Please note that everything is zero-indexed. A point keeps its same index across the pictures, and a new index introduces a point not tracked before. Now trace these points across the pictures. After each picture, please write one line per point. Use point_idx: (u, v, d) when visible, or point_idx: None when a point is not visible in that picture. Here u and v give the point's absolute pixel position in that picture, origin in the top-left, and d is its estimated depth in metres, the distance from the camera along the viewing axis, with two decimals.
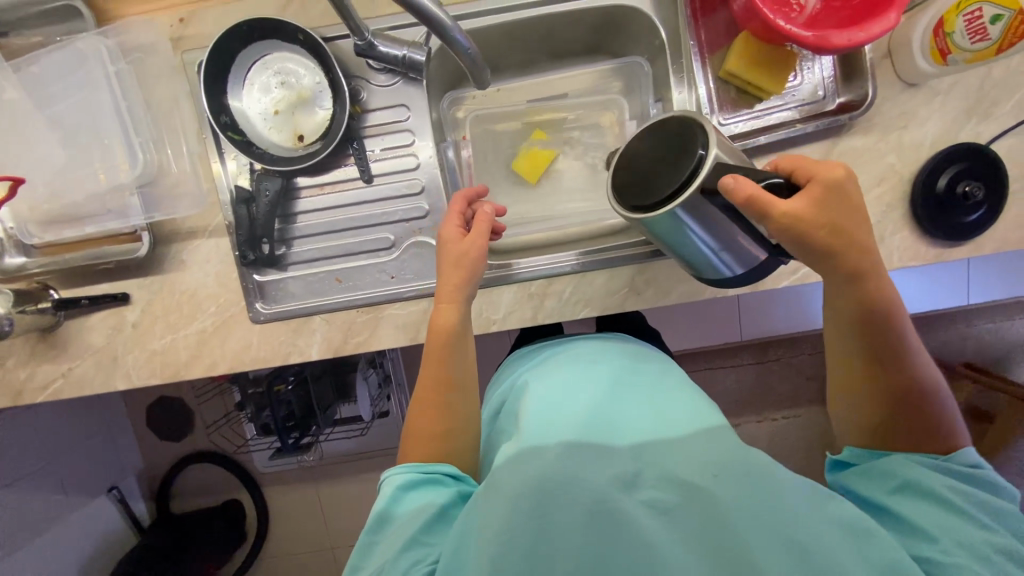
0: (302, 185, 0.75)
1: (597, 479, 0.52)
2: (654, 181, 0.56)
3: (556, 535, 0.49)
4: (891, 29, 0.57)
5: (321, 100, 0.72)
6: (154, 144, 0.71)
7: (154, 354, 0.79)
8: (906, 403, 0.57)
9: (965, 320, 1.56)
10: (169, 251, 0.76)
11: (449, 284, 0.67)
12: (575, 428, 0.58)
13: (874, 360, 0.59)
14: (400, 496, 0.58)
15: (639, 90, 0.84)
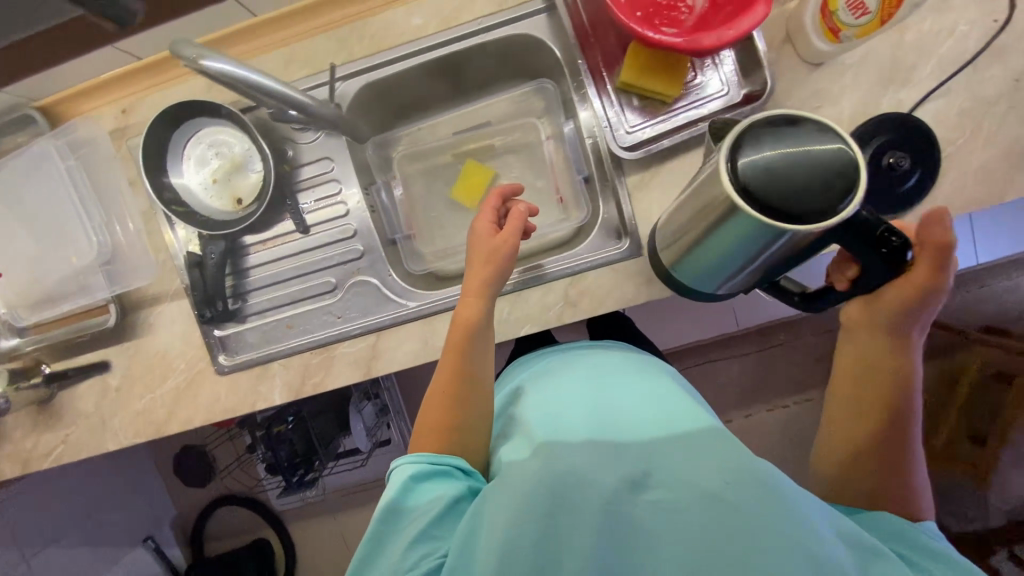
0: (248, 242, 0.81)
1: (608, 482, 0.56)
2: (787, 179, 0.46)
3: (568, 533, 0.53)
4: (761, 22, 0.58)
5: (252, 164, 0.78)
6: (111, 224, 0.79)
7: (138, 414, 0.85)
8: (892, 466, 0.61)
9: (976, 283, 1.46)
10: (139, 317, 0.83)
11: (477, 273, 0.72)
12: (592, 440, 0.62)
13: (881, 416, 0.63)
14: (408, 490, 0.61)
15: (552, 109, 0.85)
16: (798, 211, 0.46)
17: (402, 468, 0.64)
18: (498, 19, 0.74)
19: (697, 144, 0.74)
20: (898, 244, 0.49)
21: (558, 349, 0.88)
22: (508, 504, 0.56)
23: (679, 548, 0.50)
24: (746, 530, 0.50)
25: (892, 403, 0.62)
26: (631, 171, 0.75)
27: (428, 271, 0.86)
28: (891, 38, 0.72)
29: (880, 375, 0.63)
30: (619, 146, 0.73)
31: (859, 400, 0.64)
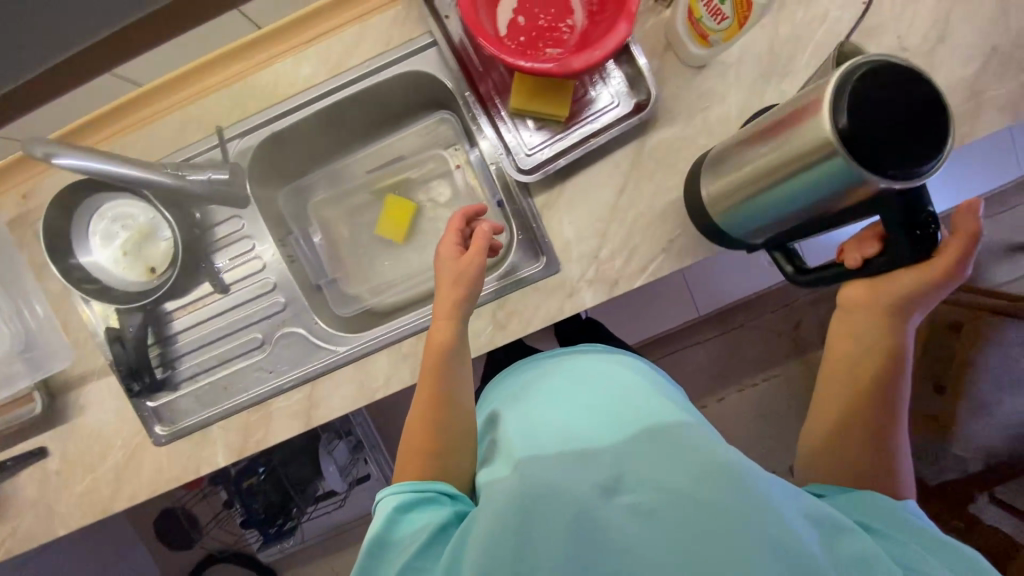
0: (169, 309, 0.81)
1: (580, 490, 0.55)
2: (874, 129, 0.47)
3: (538, 542, 0.52)
4: (625, 40, 0.59)
5: (161, 231, 0.79)
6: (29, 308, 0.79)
7: (82, 496, 0.83)
8: (879, 446, 0.64)
9: None
10: (69, 399, 0.82)
11: (449, 296, 0.72)
12: (572, 448, 0.61)
13: (872, 397, 0.65)
14: (392, 521, 0.61)
15: (459, 139, 0.87)
16: (890, 168, 0.47)
17: (389, 498, 0.64)
18: (386, 59, 0.73)
19: (599, 157, 0.76)
20: (931, 235, 0.55)
21: (539, 355, 0.86)
22: (484, 526, 0.55)
23: (651, 550, 0.49)
24: (715, 525, 0.50)
25: (883, 385, 0.64)
26: (538, 192, 0.77)
27: (365, 306, 0.89)
28: (767, 31, 0.74)
29: (874, 357, 0.65)
30: (514, 169, 0.74)
31: (849, 380, 0.66)
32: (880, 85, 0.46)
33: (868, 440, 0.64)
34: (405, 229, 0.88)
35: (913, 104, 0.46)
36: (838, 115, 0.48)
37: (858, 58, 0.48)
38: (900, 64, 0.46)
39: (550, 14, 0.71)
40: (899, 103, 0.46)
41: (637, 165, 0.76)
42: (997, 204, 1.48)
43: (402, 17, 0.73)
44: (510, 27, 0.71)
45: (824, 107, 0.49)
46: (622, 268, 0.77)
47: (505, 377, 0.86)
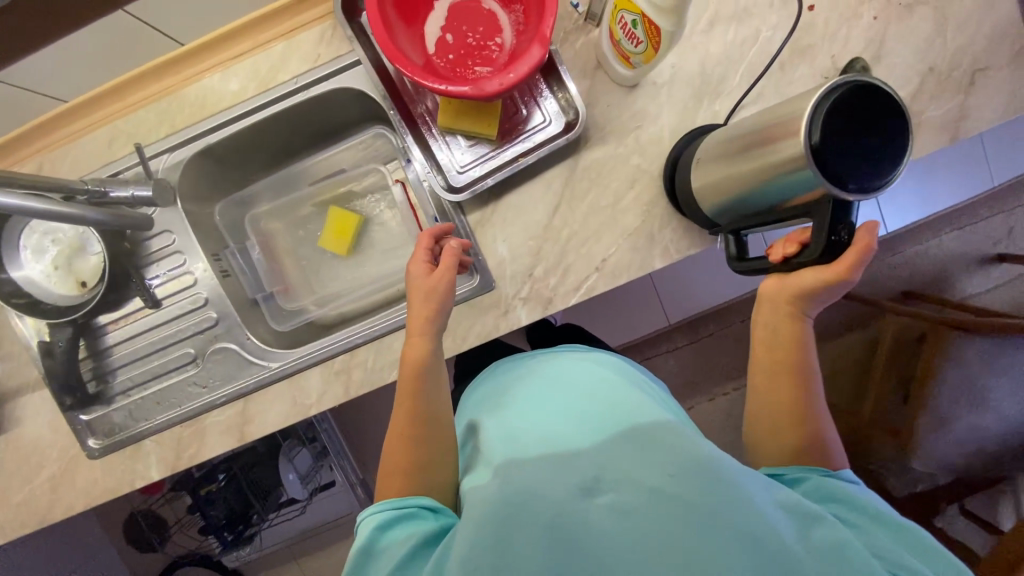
0: (103, 322, 0.81)
1: (558, 494, 0.53)
2: (838, 146, 0.47)
3: (520, 556, 0.49)
4: (538, 64, 0.60)
5: (91, 245, 0.79)
6: None
7: (17, 508, 0.83)
8: (804, 426, 0.61)
9: (890, 249, 1.49)
10: (4, 410, 0.82)
11: (422, 312, 0.69)
12: (550, 450, 0.59)
13: (785, 380, 0.62)
14: (374, 540, 0.58)
15: (396, 155, 0.88)
16: (852, 183, 0.47)
17: (369, 519, 0.61)
18: (314, 75, 0.74)
19: (531, 175, 0.75)
20: (845, 244, 0.53)
21: (523, 355, 0.84)
22: (462, 535, 0.53)
23: (631, 554, 0.48)
24: (696, 529, 0.48)
25: (795, 366, 0.62)
26: (471, 211, 0.77)
27: (308, 318, 0.88)
28: (698, 51, 0.74)
29: (783, 341, 0.62)
30: (443, 188, 0.74)
31: (765, 367, 0.63)
32: (851, 107, 0.46)
33: (796, 423, 0.61)
34: (347, 243, 0.88)
35: (876, 127, 0.46)
36: (813, 129, 0.47)
37: (838, 78, 0.47)
38: (862, 86, 0.46)
39: (479, 32, 0.71)
40: (862, 126, 0.46)
41: (570, 183, 0.75)
42: (965, 217, 1.46)
43: (331, 33, 0.74)
44: (438, 46, 0.71)
45: (801, 122, 0.48)
46: (556, 286, 0.76)
47: (484, 383, 0.83)
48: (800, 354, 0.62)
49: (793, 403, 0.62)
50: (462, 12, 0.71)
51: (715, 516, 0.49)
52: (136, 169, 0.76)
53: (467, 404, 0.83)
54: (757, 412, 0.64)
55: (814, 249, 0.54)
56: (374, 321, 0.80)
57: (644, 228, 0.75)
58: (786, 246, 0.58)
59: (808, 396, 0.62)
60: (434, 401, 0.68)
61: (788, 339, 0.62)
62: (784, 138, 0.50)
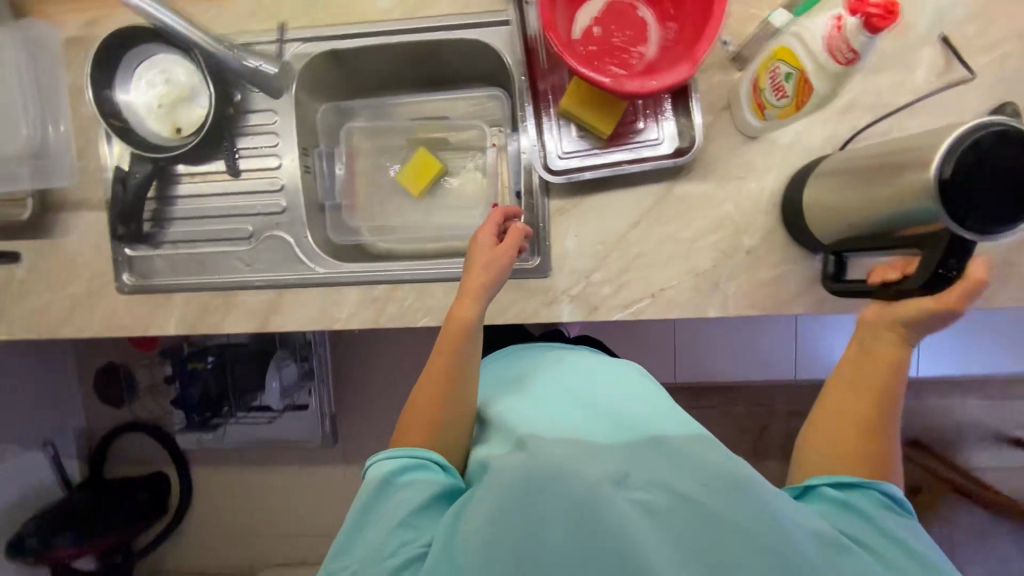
0: (180, 173, 0.83)
1: (586, 477, 0.56)
2: (974, 181, 0.48)
3: (549, 532, 0.53)
4: (680, 82, 0.61)
5: (199, 97, 0.80)
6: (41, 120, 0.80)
7: (35, 310, 0.86)
8: (872, 442, 0.59)
9: (914, 392, 1.46)
10: (55, 218, 0.83)
11: (482, 275, 0.69)
12: (572, 439, 0.62)
13: (872, 401, 0.59)
14: (388, 482, 0.62)
15: (502, 122, 0.91)
16: (977, 225, 0.49)
17: (380, 467, 0.63)
18: (463, 20, 0.76)
19: (624, 184, 0.76)
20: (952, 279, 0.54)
21: (535, 346, 0.87)
22: (491, 499, 0.57)
23: (660, 549, 0.50)
24: (731, 537, 0.50)
25: (885, 391, 0.59)
26: (556, 196, 0.77)
27: (360, 241, 0.90)
28: (826, 128, 0.73)
29: (879, 363, 0.59)
30: (541, 166, 0.75)
31: (850, 383, 0.60)
32: (995, 152, 0.48)
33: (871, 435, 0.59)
34: (422, 186, 0.90)
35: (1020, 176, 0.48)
36: (946, 163, 0.49)
37: (988, 119, 0.48)
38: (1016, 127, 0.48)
39: (626, 35, 0.72)
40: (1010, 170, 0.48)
41: (657, 206, 0.75)
42: (999, 389, 1.44)
43: None
44: (583, 35, 0.72)
45: (935, 155, 0.50)
46: (607, 297, 0.77)
47: (504, 358, 0.88)
48: (893, 378, 0.59)
49: (868, 421, 0.59)
50: (618, 12, 0.72)
51: (750, 529, 0.51)
52: (270, 46, 0.79)
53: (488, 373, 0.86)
54: (821, 427, 0.61)
55: (918, 279, 0.55)
56: (424, 267, 0.81)
57: (710, 274, 0.76)
58: (889, 271, 0.61)
59: (887, 419, 0.59)
60: (456, 362, 0.68)
61: (885, 363, 0.59)
62: (911, 170, 0.53)
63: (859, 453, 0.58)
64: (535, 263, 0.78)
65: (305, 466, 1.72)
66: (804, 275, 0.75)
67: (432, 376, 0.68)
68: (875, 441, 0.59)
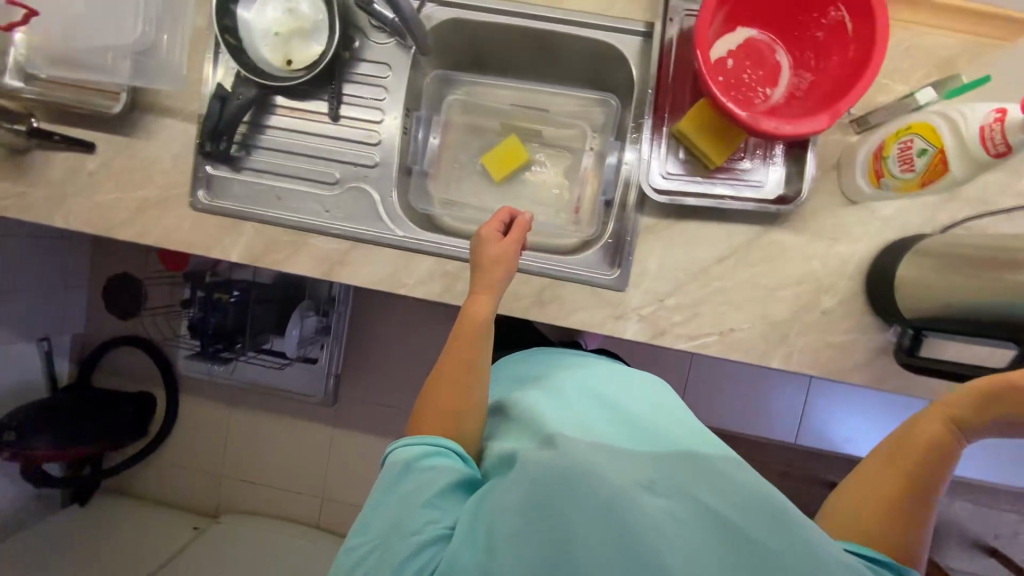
0: (278, 103, 0.82)
1: (611, 478, 0.55)
2: None
3: (576, 529, 0.52)
4: (816, 133, 0.61)
5: (318, 36, 0.78)
6: (157, 21, 0.76)
7: (98, 206, 0.83)
8: (897, 518, 0.56)
9: None
10: (142, 118, 0.81)
11: (500, 272, 0.71)
12: (598, 444, 0.62)
13: (910, 480, 0.57)
14: (410, 464, 0.60)
15: (609, 127, 0.89)
16: None
17: (404, 450, 0.62)
18: (597, 21, 0.76)
19: (719, 219, 0.76)
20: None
21: (559, 354, 0.87)
22: (518, 489, 0.56)
23: (688, 558, 0.49)
24: (759, 558, 0.49)
25: (927, 472, 0.57)
26: (649, 214, 0.76)
27: (429, 212, 0.86)
28: (928, 210, 0.74)
29: (920, 444, 0.58)
30: (647, 185, 0.74)
31: (896, 453, 0.59)
32: None
33: (901, 511, 0.56)
34: (506, 173, 0.90)
35: None
36: None
37: None
38: None
39: (758, 75, 0.72)
40: None
41: (745, 247, 0.76)
42: (979, 492, 1.49)
43: None
44: (716, 63, 0.72)
45: None
46: (675, 324, 0.77)
47: (527, 359, 0.88)
48: (937, 465, 0.57)
49: (901, 498, 0.56)
50: (755, 49, 0.72)
51: (783, 553, 0.49)
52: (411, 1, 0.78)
53: (511, 373, 0.85)
54: (844, 492, 0.59)
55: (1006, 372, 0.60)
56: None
57: (780, 325, 0.76)
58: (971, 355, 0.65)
59: (922, 504, 0.56)
60: (474, 354, 0.68)
61: (927, 446, 0.57)
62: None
63: (878, 523, 0.56)
64: (612, 275, 0.77)
65: (293, 417, 1.73)
66: (869, 346, 0.76)
67: (446, 365, 0.67)
68: (903, 520, 0.56)
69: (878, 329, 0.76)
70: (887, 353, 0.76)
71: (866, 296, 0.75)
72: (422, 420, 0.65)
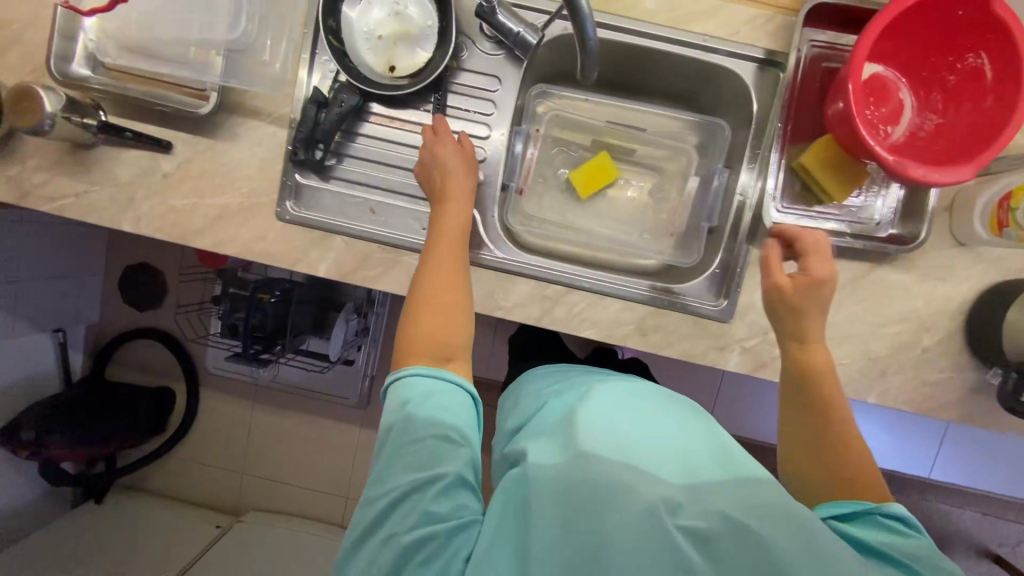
0: (375, 111, 0.77)
1: (647, 497, 0.49)
2: None
3: (601, 548, 0.47)
4: (959, 183, 0.61)
5: (425, 42, 0.74)
6: (258, 19, 0.71)
7: (172, 211, 0.77)
8: (841, 460, 0.61)
9: (920, 491, 1.52)
10: (227, 120, 0.75)
11: (459, 182, 0.71)
12: (630, 452, 0.53)
13: (820, 419, 0.64)
14: (411, 417, 0.57)
15: (717, 156, 0.82)
16: None
17: (411, 389, 0.59)
18: (724, 46, 0.73)
19: (829, 254, 0.76)
20: None
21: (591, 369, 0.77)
22: (543, 509, 0.50)
23: None
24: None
25: (826, 405, 0.64)
26: (761, 246, 0.75)
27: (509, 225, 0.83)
28: None
29: (795, 373, 0.66)
30: (771, 222, 0.73)
31: (793, 401, 0.66)
32: None
33: (831, 450, 0.62)
34: (592, 190, 0.87)
35: None
36: None
37: None
38: None
39: (879, 113, 0.71)
40: None
41: (853, 283, 0.76)
42: (991, 506, 1.54)
43: (765, 21, 0.72)
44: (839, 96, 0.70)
45: None
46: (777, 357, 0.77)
47: (560, 368, 0.79)
48: (831, 394, 0.65)
49: (821, 437, 0.63)
50: (878, 85, 0.71)
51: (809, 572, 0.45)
52: (538, 14, 0.72)
53: (547, 376, 0.76)
54: (794, 461, 0.64)
55: None
56: (609, 278, 0.78)
57: (880, 361, 0.77)
58: None
59: (842, 430, 0.63)
60: (444, 266, 0.68)
61: (805, 374, 0.66)
62: None
63: (825, 473, 0.61)
64: (720, 307, 0.76)
65: (316, 416, 1.65)
66: (963, 384, 0.77)
67: (425, 286, 0.67)
68: (836, 452, 0.61)
69: (974, 369, 0.77)
70: (980, 392, 0.77)
71: (964, 336, 0.76)
72: (413, 341, 0.63)
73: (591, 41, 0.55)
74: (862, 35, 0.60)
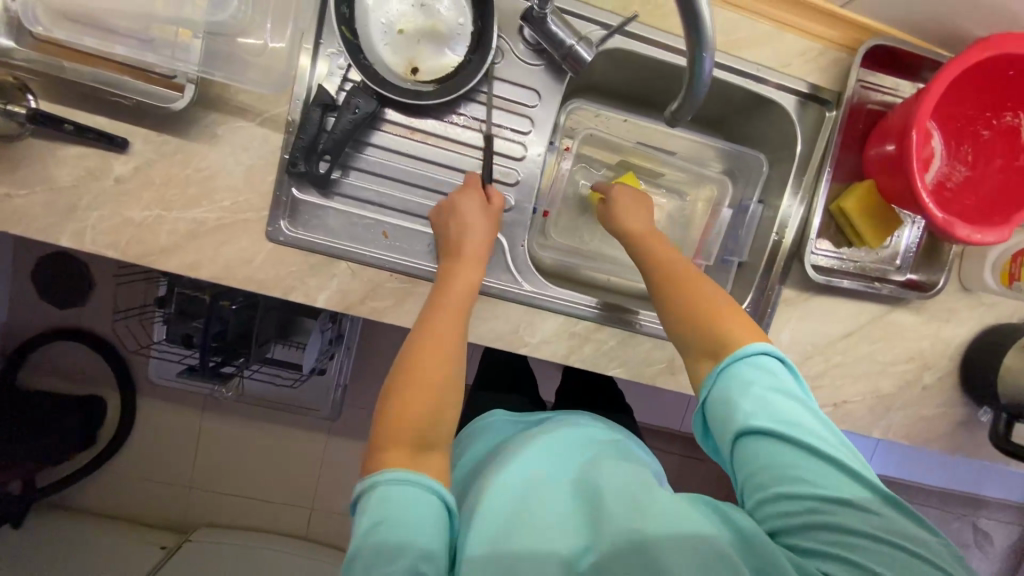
0: (391, 118, 0.66)
1: (558, 553, 0.45)
2: None
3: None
4: (996, 242, 0.63)
5: (455, 45, 0.66)
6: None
7: (126, 225, 0.62)
8: (715, 311, 0.55)
9: None
10: (206, 118, 0.62)
11: (480, 239, 0.63)
12: (533, 511, 0.48)
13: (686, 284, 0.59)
14: (381, 543, 0.44)
15: (756, 189, 0.78)
16: None
17: (386, 499, 0.46)
18: (774, 77, 0.70)
19: (852, 296, 0.76)
20: None
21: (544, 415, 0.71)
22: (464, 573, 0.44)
23: None
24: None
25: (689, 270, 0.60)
26: (792, 287, 0.74)
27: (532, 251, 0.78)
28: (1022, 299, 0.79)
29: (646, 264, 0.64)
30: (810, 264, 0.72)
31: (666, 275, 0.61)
32: None
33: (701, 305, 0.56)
34: None
35: None
36: None
37: None
38: None
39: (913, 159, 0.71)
40: None
41: (871, 325, 0.77)
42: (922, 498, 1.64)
43: (816, 55, 0.70)
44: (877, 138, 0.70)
45: None
46: None
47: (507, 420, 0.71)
48: (689, 265, 0.61)
49: (696, 294, 0.58)
50: None
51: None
52: (587, 24, 0.65)
53: (496, 431, 0.69)
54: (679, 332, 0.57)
55: None
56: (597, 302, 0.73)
57: (888, 399, 0.79)
58: None
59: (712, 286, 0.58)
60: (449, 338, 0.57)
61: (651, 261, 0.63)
62: None
63: (707, 327, 0.55)
64: None
65: (278, 427, 1.46)
66: (955, 419, 0.81)
67: (412, 356, 0.55)
68: (707, 305, 0.56)
69: (964, 405, 0.81)
70: (968, 425, 0.82)
71: (960, 374, 0.80)
72: (402, 409, 0.52)
73: (699, 91, 0.50)
74: (931, 84, 0.60)
